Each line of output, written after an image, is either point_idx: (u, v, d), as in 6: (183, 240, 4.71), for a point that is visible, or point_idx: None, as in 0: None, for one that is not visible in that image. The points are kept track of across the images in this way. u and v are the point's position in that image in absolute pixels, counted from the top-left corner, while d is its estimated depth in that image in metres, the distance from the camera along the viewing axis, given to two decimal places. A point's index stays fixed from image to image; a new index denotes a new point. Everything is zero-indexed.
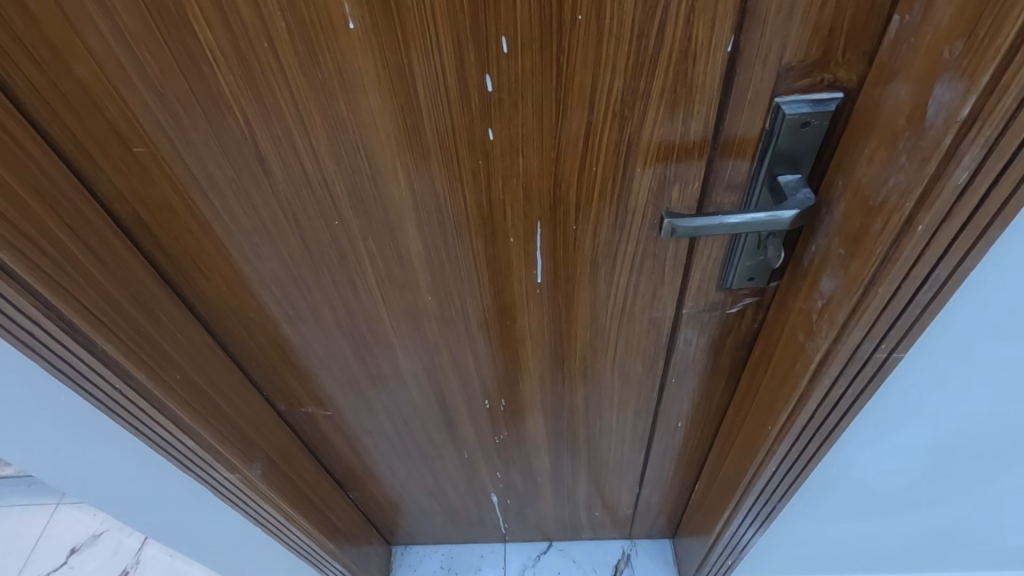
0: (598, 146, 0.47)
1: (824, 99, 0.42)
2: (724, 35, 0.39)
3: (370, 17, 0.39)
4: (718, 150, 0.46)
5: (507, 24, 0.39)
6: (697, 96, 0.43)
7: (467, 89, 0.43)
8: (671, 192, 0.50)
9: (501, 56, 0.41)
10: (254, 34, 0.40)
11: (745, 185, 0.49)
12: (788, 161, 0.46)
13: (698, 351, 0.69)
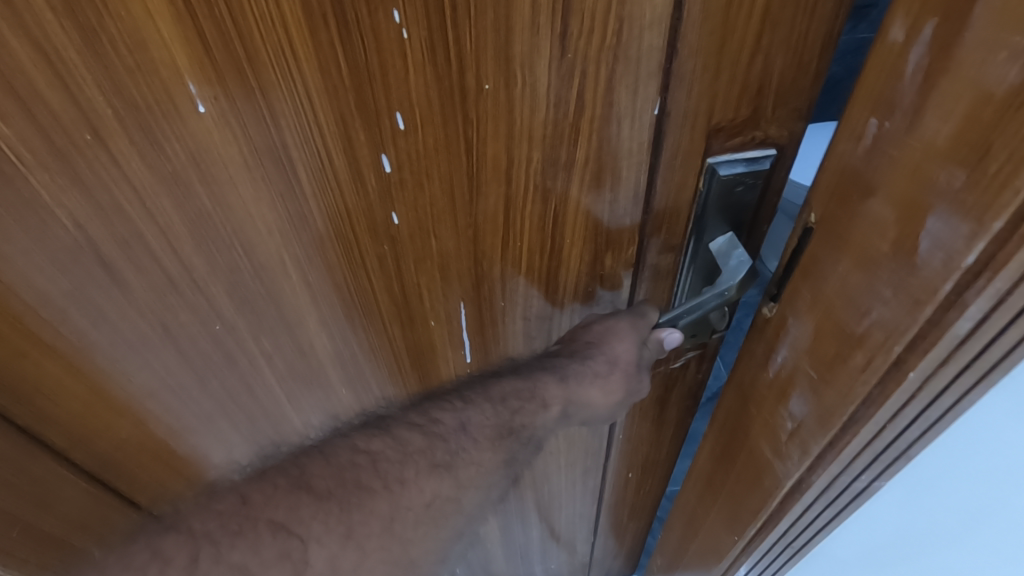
0: (520, 222, 0.41)
1: (757, 157, 0.39)
2: (650, 98, 0.35)
3: (225, 97, 0.31)
4: (650, 215, 0.42)
5: (400, 97, 0.33)
6: (625, 162, 0.38)
7: (360, 174, 0.36)
8: (604, 259, 0.45)
9: (397, 133, 0.34)
10: (73, 122, 0.30)
11: (682, 247, 0.45)
12: (724, 221, 0.42)
13: (644, 405, 0.65)
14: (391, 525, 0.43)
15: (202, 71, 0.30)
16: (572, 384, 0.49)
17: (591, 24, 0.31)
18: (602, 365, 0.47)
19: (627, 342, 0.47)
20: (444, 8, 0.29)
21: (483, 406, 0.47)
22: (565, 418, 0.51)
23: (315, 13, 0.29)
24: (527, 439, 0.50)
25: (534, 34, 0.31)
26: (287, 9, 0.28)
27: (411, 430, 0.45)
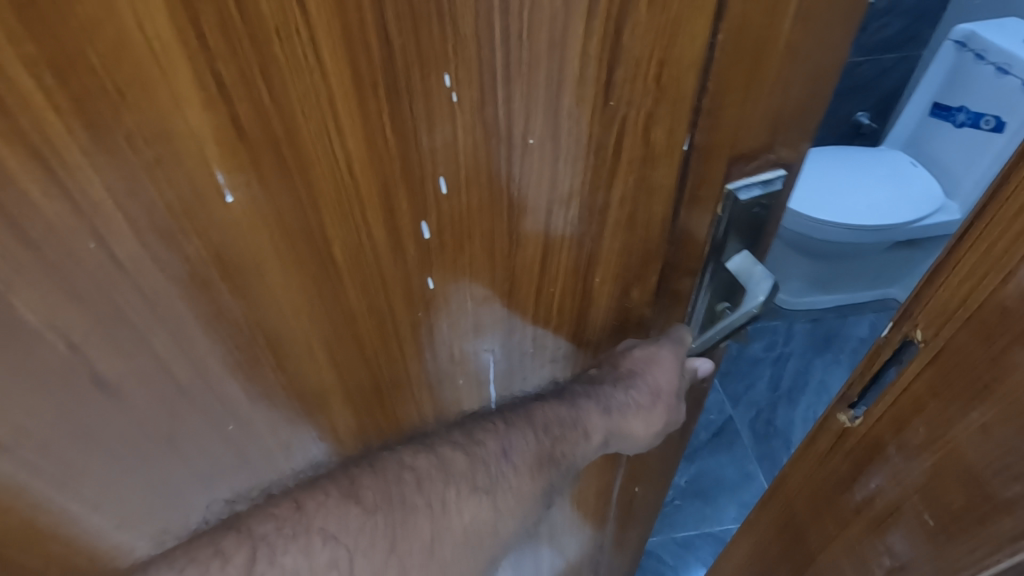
0: (555, 267, 0.40)
1: (770, 178, 0.41)
2: (681, 135, 0.35)
3: (258, 182, 0.27)
4: (673, 244, 0.43)
5: (446, 161, 0.31)
6: (655, 197, 0.38)
7: (399, 243, 0.33)
8: (630, 291, 0.45)
9: (440, 197, 0.32)
10: (71, 233, 0.25)
11: (699, 269, 0.46)
12: (740, 241, 0.44)
13: None
14: (431, 546, 0.43)
15: (233, 158, 0.26)
16: (612, 411, 0.49)
17: (635, 71, 0.31)
18: (647, 399, 0.49)
19: (669, 370, 0.48)
20: (495, 67, 0.28)
21: (525, 433, 0.46)
22: (603, 445, 0.51)
23: (364, 83, 0.26)
24: (566, 468, 0.50)
25: (581, 86, 0.30)
26: (333, 80, 0.25)
27: (456, 450, 0.44)
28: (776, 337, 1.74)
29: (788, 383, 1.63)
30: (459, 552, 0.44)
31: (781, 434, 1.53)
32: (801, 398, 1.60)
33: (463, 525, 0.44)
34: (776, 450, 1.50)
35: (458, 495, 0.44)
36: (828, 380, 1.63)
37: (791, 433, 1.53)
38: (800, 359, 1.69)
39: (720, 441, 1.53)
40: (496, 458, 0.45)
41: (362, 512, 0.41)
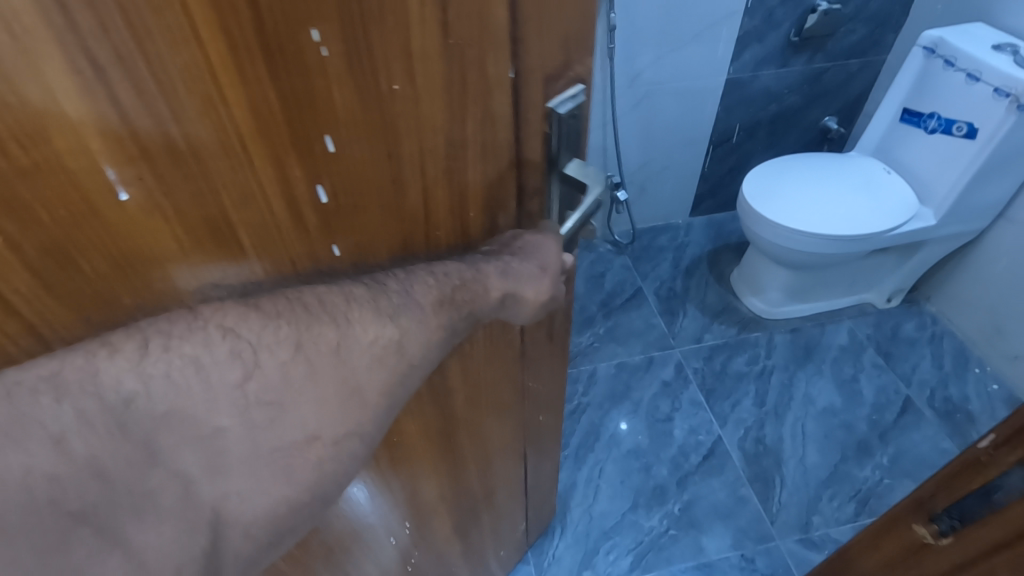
0: (437, 209, 0.43)
1: (575, 92, 0.48)
2: (507, 66, 0.40)
3: (153, 175, 0.28)
4: (520, 166, 0.48)
5: (328, 119, 0.32)
6: (498, 125, 0.43)
7: (299, 211, 0.35)
8: (498, 220, 0.50)
9: (328, 156, 0.34)
10: None
11: (543, 186, 0.52)
12: (569, 151, 0.51)
13: (545, 350, 0.71)
14: (337, 354, 0.36)
15: (122, 154, 0.26)
16: (506, 273, 0.46)
17: (463, 6, 0.35)
18: (531, 266, 0.48)
19: (551, 252, 0.49)
20: (354, 17, 0.30)
21: (425, 274, 0.41)
22: (492, 313, 0.47)
23: (239, 49, 0.27)
24: (466, 318, 0.45)
25: (425, 28, 0.33)
26: (210, 48, 0.26)
27: (341, 299, 0.37)
28: (756, 351, 1.66)
29: (773, 400, 1.55)
30: (366, 371, 0.38)
31: (772, 451, 1.45)
32: (788, 414, 1.52)
33: (371, 348, 0.38)
34: (768, 470, 1.41)
35: (365, 317, 0.37)
36: (813, 393, 1.56)
37: (781, 449, 1.45)
38: (784, 371, 1.61)
39: (709, 464, 1.43)
40: (401, 294, 0.39)
41: (262, 317, 0.34)
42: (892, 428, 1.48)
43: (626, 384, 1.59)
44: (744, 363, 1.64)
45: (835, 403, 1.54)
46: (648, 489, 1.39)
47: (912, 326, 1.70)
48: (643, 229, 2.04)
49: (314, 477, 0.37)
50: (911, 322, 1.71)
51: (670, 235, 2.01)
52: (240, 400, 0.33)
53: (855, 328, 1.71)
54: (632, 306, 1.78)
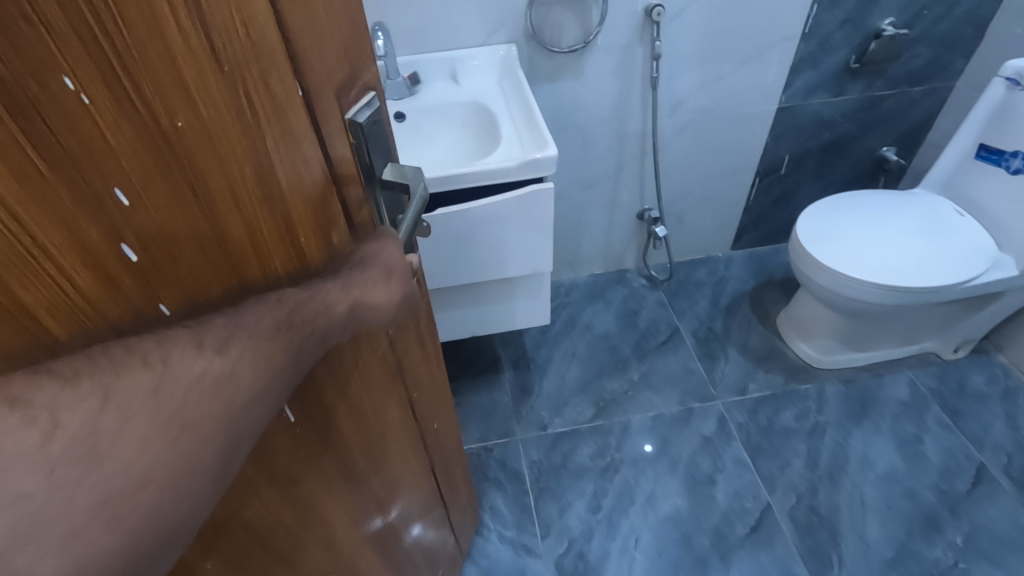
0: (264, 236, 0.48)
1: (370, 103, 0.59)
2: (291, 82, 0.46)
3: None
4: (339, 182, 0.56)
5: (114, 175, 0.36)
6: (303, 142, 0.49)
7: (112, 274, 0.38)
8: (334, 233, 0.57)
9: (124, 208, 0.37)
10: None
11: (366, 190, 0.62)
12: (379, 156, 0.62)
13: (413, 356, 0.82)
14: (157, 393, 0.37)
15: None
16: (343, 288, 0.52)
17: (227, 31, 0.39)
18: (378, 272, 0.56)
19: (396, 252, 0.59)
20: (112, 64, 0.33)
21: (261, 305, 0.46)
22: (354, 319, 0.54)
23: None
24: (310, 337, 0.48)
25: (194, 58, 0.37)
26: None
27: (157, 341, 0.39)
28: (807, 404, 1.91)
29: (826, 460, 1.77)
30: (198, 403, 0.39)
31: (826, 522, 1.64)
32: (845, 479, 1.73)
33: (196, 379, 0.39)
34: (823, 543, 1.59)
35: (186, 352, 0.40)
36: (872, 455, 1.78)
37: (837, 520, 1.64)
38: (837, 429, 1.85)
39: (758, 535, 1.61)
40: (226, 327, 0.43)
41: (57, 379, 0.34)
42: (963, 500, 1.67)
43: (664, 438, 1.83)
44: (791, 416, 1.88)
45: (897, 469, 1.75)
46: (691, 558, 1.57)
47: (982, 379, 1.96)
48: (683, 263, 2.46)
49: (151, 520, 0.37)
50: (980, 374, 1.97)
51: (708, 270, 2.43)
52: (44, 462, 0.32)
53: (915, 379, 1.97)
54: (668, 347, 2.10)
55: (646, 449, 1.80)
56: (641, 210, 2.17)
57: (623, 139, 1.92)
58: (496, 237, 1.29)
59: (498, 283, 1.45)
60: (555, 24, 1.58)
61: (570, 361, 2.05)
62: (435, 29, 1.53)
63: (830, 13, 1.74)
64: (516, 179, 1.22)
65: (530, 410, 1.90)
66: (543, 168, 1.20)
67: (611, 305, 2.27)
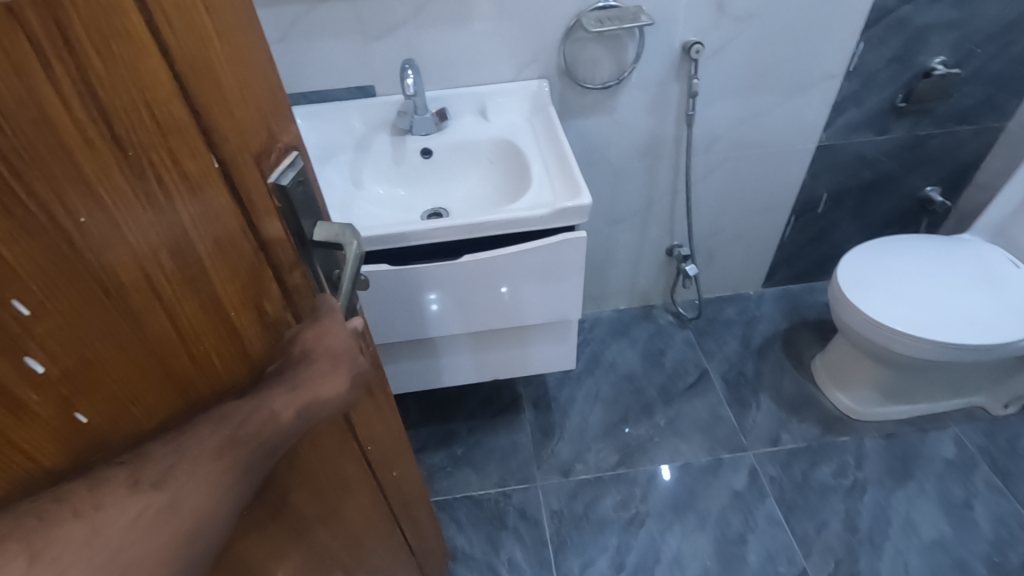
0: (188, 320, 0.48)
1: (292, 161, 0.56)
2: (206, 156, 0.46)
3: None
4: (267, 252, 0.55)
5: (13, 289, 0.36)
6: (225, 216, 0.49)
7: (16, 394, 0.39)
8: (264, 303, 0.56)
9: (26, 318, 0.38)
10: None
11: (296, 250, 0.59)
12: (308, 214, 0.59)
13: (375, 422, 0.82)
14: (92, 542, 0.41)
15: None
16: (287, 395, 0.55)
17: (131, 119, 0.40)
18: (324, 363, 0.59)
19: (342, 335, 0.61)
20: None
21: (204, 427, 0.49)
22: (308, 417, 0.57)
23: None
24: (256, 449, 0.52)
25: (92, 150, 0.38)
26: None
27: (88, 489, 0.42)
28: (845, 458, 1.81)
29: (866, 522, 1.66)
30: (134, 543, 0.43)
31: None
32: (887, 544, 1.61)
33: (131, 521, 0.43)
34: None
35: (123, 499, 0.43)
36: (917, 519, 1.66)
37: None
38: (878, 488, 1.73)
39: None
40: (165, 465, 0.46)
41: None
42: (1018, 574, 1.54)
43: (691, 491, 1.74)
44: (828, 472, 1.78)
45: (944, 535, 1.63)
46: None
47: None
48: (712, 300, 2.37)
49: None
50: None
51: (737, 308, 2.33)
52: None
53: (962, 436, 1.85)
54: (695, 393, 2.01)
55: (673, 503, 1.71)
56: (670, 247, 2.10)
57: (654, 176, 1.87)
58: (520, 283, 1.25)
59: (521, 329, 1.40)
60: (589, 60, 1.53)
61: (593, 402, 1.98)
62: (467, 63, 1.50)
63: (876, 51, 1.67)
64: (547, 225, 1.18)
65: (551, 454, 1.83)
66: (574, 216, 1.16)
67: (637, 343, 2.20)
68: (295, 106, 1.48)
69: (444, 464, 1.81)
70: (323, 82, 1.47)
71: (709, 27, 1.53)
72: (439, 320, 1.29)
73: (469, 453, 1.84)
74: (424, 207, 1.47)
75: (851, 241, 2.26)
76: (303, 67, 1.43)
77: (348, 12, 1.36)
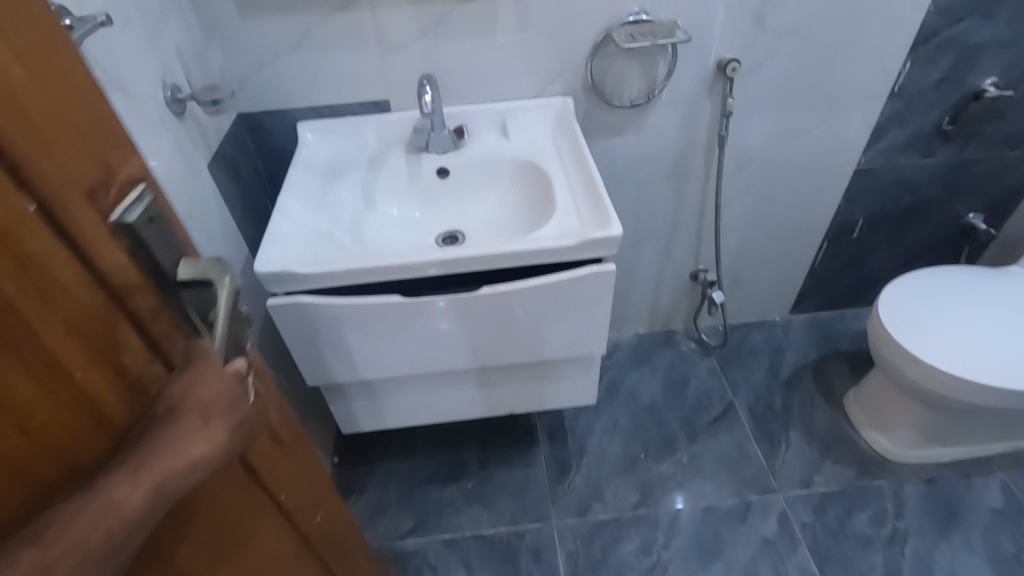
0: (16, 396, 0.39)
1: (139, 195, 0.47)
2: (16, 199, 0.38)
3: None
4: (119, 296, 0.46)
5: None
6: (54, 266, 0.40)
7: None
8: (124, 362, 0.47)
9: None
10: None
11: (161, 299, 0.50)
12: (171, 256, 0.50)
13: (288, 465, 0.74)
14: None
15: None
16: (143, 467, 0.44)
17: None
18: (193, 418, 0.48)
19: (218, 382, 0.51)
20: None
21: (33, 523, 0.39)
22: (169, 492, 0.45)
23: None
24: (107, 544, 0.41)
25: None
26: None
27: None
28: (882, 504, 1.69)
29: None
30: None
31: None
32: None
33: None
34: None
35: None
36: None
37: None
38: (920, 539, 1.61)
39: None
40: None
41: None
42: None
43: (717, 536, 1.63)
44: (865, 520, 1.66)
45: None
46: None
47: None
48: (738, 326, 2.26)
49: None
50: None
51: (764, 335, 2.22)
52: None
53: (1009, 482, 1.72)
54: (720, 426, 1.90)
55: (697, 549, 1.60)
56: (695, 271, 2.00)
57: (682, 199, 1.77)
58: (541, 318, 1.16)
59: (539, 364, 1.31)
60: (618, 76, 1.45)
61: (611, 435, 1.88)
62: (488, 78, 1.42)
63: (924, 71, 1.57)
64: (575, 257, 1.09)
65: (567, 491, 1.73)
66: (604, 247, 1.07)
67: (657, 371, 2.09)
68: (306, 121, 1.40)
69: (454, 498, 1.72)
70: (336, 97, 1.39)
71: (747, 43, 1.44)
72: (454, 353, 1.20)
73: (480, 487, 1.74)
74: (440, 229, 1.38)
75: (886, 268, 2.14)
76: (316, 80, 1.36)
77: (365, 23, 1.28)
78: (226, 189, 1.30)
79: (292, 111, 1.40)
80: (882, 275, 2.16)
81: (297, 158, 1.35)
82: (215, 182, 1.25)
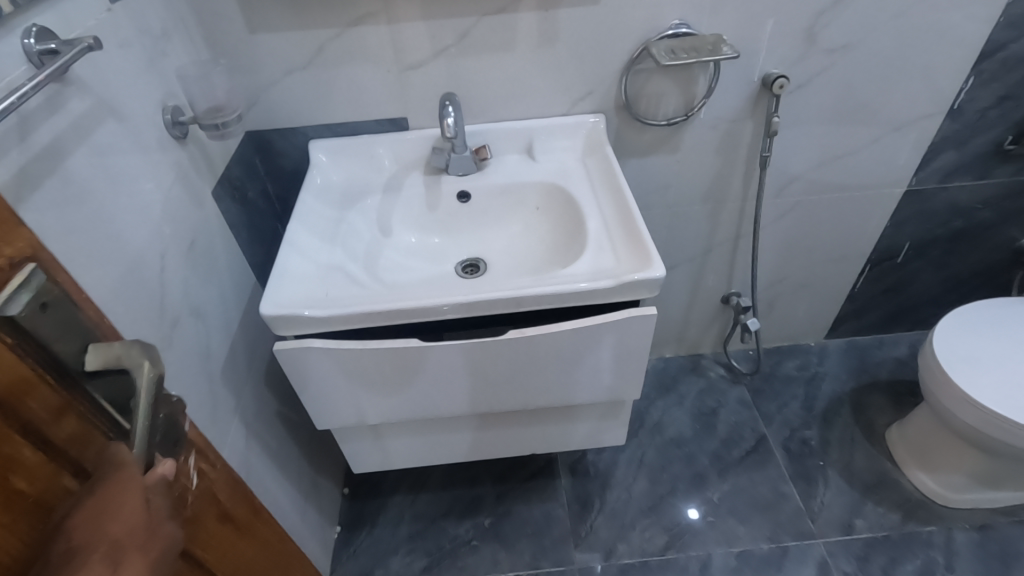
0: None
1: (26, 280, 0.41)
2: None
3: None
4: (5, 406, 0.39)
5: None
6: None
7: None
8: (17, 482, 0.39)
9: None
10: None
11: (64, 393, 0.43)
12: (70, 342, 0.44)
13: (243, 545, 0.67)
14: None
15: None
16: None
17: None
18: (99, 564, 0.40)
19: (133, 512, 0.43)
20: None
21: None
22: None
23: None
24: None
25: None
26: None
27: None
28: (931, 553, 1.57)
29: None
30: None
31: None
32: None
33: None
34: None
35: None
36: None
37: None
38: None
39: None
40: None
41: None
42: None
43: None
44: (913, 572, 1.54)
45: None
46: None
47: None
48: (770, 352, 2.14)
49: None
50: None
51: (798, 362, 2.09)
52: None
53: None
54: (753, 462, 1.79)
55: None
56: (727, 295, 1.88)
57: (716, 222, 1.66)
58: (568, 363, 1.06)
59: (564, 407, 1.21)
60: (654, 94, 1.34)
61: (636, 470, 1.77)
62: (514, 96, 1.32)
63: (986, 88, 1.44)
64: (610, 299, 0.99)
65: (590, 532, 1.63)
66: (643, 289, 0.97)
67: (684, 400, 1.98)
68: (318, 140, 1.31)
69: (470, 537, 1.62)
70: (351, 114, 1.30)
71: (796, 58, 1.33)
72: (472, 399, 1.10)
73: (498, 525, 1.64)
74: (460, 258, 1.28)
75: (931, 293, 2.00)
76: (329, 98, 1.27)
77: (382, 38, 1.19)
78: (232, 215, 1.21)
79: (303, 130, 1.31)
80: (927, 301, 2.03)
81: (308, 182, 1.26)
82: (220, 209, 1.16)
